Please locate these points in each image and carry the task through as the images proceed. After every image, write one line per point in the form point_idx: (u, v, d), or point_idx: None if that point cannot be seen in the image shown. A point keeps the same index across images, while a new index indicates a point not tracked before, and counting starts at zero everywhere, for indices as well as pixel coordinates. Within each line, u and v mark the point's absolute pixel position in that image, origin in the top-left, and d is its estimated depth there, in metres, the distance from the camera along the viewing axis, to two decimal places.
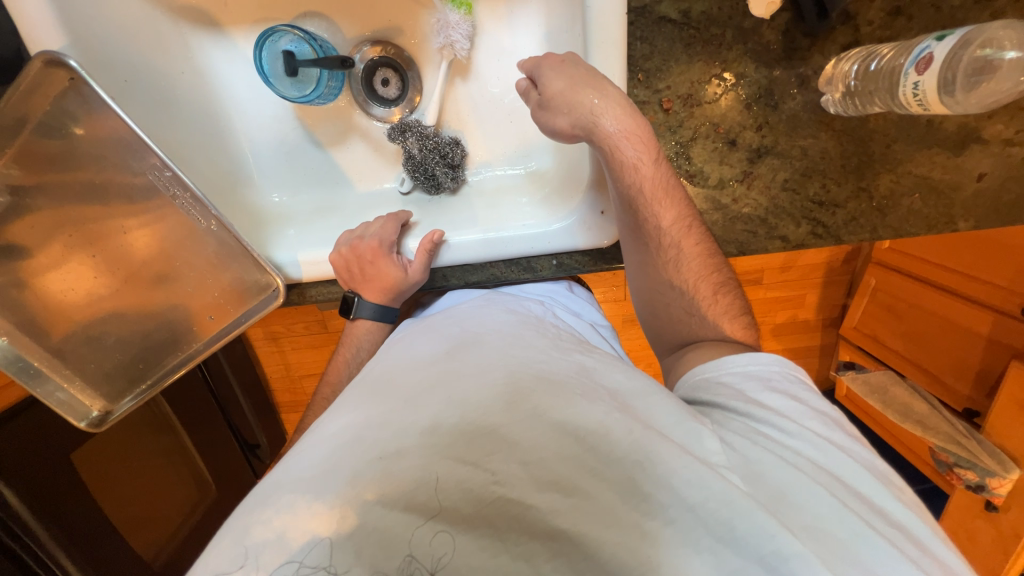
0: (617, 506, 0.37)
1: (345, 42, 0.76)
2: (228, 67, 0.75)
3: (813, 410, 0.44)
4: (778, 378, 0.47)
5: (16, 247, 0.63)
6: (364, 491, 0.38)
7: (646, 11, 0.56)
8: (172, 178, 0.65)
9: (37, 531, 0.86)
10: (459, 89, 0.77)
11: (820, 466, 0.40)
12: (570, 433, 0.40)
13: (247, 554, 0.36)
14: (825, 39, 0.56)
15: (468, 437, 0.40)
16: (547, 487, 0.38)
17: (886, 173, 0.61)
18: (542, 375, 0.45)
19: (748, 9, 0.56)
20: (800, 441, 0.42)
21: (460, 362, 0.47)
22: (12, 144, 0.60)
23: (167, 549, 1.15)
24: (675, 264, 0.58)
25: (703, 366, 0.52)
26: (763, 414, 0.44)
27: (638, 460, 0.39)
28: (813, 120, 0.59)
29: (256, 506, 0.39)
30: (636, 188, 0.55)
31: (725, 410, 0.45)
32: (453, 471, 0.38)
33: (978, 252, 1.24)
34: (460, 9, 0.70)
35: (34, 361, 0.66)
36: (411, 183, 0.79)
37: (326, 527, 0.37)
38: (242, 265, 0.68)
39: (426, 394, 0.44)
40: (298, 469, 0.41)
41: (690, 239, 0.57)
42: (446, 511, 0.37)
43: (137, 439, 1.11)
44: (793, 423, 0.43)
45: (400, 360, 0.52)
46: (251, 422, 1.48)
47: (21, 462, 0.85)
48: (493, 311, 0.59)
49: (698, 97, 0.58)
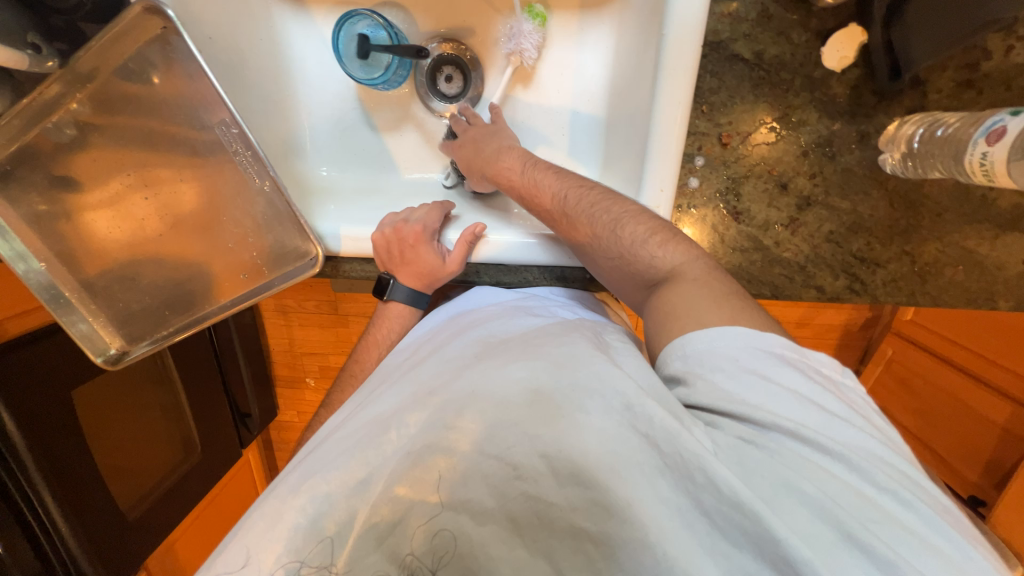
0: (639, 503, 0.37)
1: (418, 34, 0.79)
2: (303, 43, 0.79)
3: (788, 391, 0.40)
4: (748, 358, 0.42)
5: (74, 179, 0.66)
6: (395, 486, 0.42)
7: (721, 47, 0.58)
8: (237, 135, 0.67)
9: (26, 461, 0.86)
10: (518, 95, 0.79)
11: (811, 457, 0.38)
12: (596, 434, 0.39)
13: (246, 560, 0.43)
14: (893, 99, 0.57)
15: (493, 430, 0.42)
16: (569, 480, 0.39)
17: (932, 240, 0.61)
18: (559, 363, 0.45)
19: (821, 59, 0.57)
20: (781, 432, 0.39)
21: (486, 362, 0.49)
22: (94, 82, 0.63)
23: (141, 505, 1.13)
24: (607, 250, 0.57)
25: (668, 351, 0.46)
26: (740, 408, 0.40)
27: (658, 465, 0.38)
28: (868, 177, 0.60)
29: (290, 494, 0.45)
30: (558, 208, 0.61)
31: (699, 404, 0.42)
32: (480, 467, 0.41)
33: (997, 338, 1.24)
34: (534, 20, 0.73)
35: (65, 291, 0.68)
36: (455, 178, 0.81)
37: (356, 518, 0.42)
38: (286, 229, 0.69)
39: (447, 387, 0.47)
40: (330, 457, 0.47)
41: (603, 221, 0.57)
42: (464, 504, 0.40)
43: (136, 387, 1.12)
44: (776, 416, 0.39)
45: (429, 361, 0.54)
46: (247, 392, 1.49)
47: (25, 386, 0.86)
48: (521, 315, 0.59)
49: (756, 137, 0.59)
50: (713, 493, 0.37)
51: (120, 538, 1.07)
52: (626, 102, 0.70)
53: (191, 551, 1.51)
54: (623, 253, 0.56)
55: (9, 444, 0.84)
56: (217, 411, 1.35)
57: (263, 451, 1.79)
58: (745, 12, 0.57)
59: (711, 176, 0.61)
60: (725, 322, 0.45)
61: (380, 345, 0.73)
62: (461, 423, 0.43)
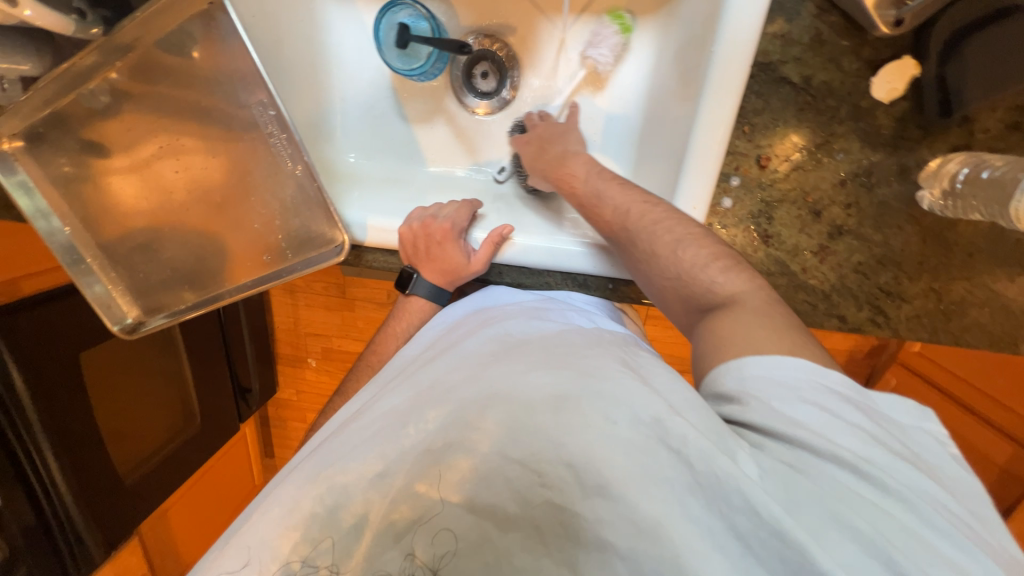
0: (670, 522, 0.37)
1: (458, 27, 0.79)
2: (342, 25, 0.78)
3: (849, 425, 0.40)
4: (808, 388, 0.42)
5: (105, 145, 0.67)
6: (417, 483, 0.43)
7: (770, 68, 0.57)
8: (274, 117, 0.67)
9: (29, 417, 0.86)
10: (585, 98, 0.78)
11: (862, 493, 0.38)
12: (622, 445, 0.40)
13: (250, 555, 0.44)
14: (938, 135, 0.57)
15: (515, 432, 0.43)
16: (593, 492, 0.39)
17: (961, 280, 0.61)
18: (586, 372, 0.46)
19: (870, 89, 0.56)
20: (836, 464, 0.39)
21: (506, 364, 0.50)
22: (134, 50, 0.63)
23: (137, 469, 1.13)
24: (665, 266, 0.56)
25: (720, 371, 0.47)
26: (794, 435, 0.40)
27: (689, 483, 0.38)
28: (903, 212, 0.59)
29: (307, 482, 0.46)
30: (617, 219, 0.61)
31: (751, 427, 0.42)
32: (502, 471, 0.42)
33: (1007, 378, 1.23)
34: (618, 26, 0.72)
35: (86, 256, 0.69)
36: (509, 175, 0.80)
37: (373, 512, 0.44)
38: (313, 215, 0.69)
39: (469, 387, 0.48)
40: (348, 448, 0.48)
41: (666, 236, 0.57)
42: (487, 510, 0.41)
43: (142, 353, 1.13)
44: (831, 445, 0.39)
45: (445, 359, 0.55)
46: (251, 367, 1.49)
47: (33, 343, 0.88)
48: (541, 319, 0.59)
49: (796, 161, 0.59)
50: (749, 517, 0.37)
51: (117, 502, 1.08)
52: (664, 115, 0.69)
53: (184, 519, 1.53)
54: (680, 274, 0.55)
55: (14, 398, 0.85)
56: (218, 383, 1.35)
57: (259, 427, 1.80)
58: (798, 35, 0.56)
59: (745, 198, 0.60)
60: (787, 353, 0.45)
61: (398, 338, 0.74)
62: (483, 423, 0.44)
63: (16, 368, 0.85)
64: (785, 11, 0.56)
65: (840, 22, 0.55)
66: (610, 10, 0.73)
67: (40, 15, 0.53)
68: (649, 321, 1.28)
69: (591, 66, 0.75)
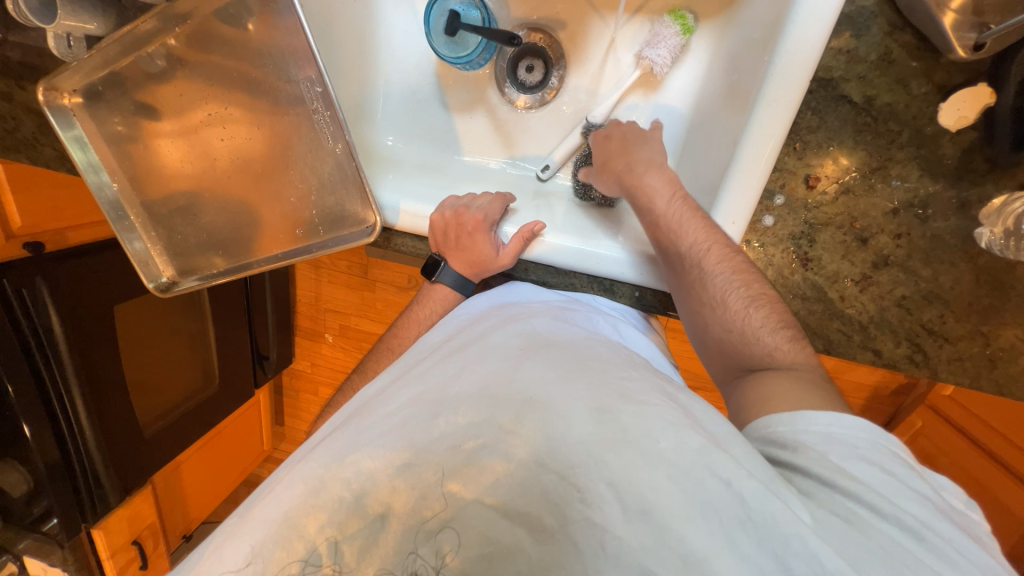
0: (718, 555, 0.39)
1: (508, 19, 0.78)
2: (393, 8, 0.79)
3: (910, 490, 0.43)
4: (865, 448, 0.46)
5: (156, 108, 0.69)
6: (449, 482, 0.46)
7: (831, 84, 0.54)
8: (319, 94, 0.67)
9: (63, 359, 0.91)
10: (635, 99, 0.76)
11: (924, 558, 0.39)
12: (665, 468, 0.43)
13: (252, 556, 0.46)
14: (1007, 170, 0.53)
15: (554, 445, 0.45)
16: (638, 518, 0.41)
17: (1013, 326, 0.58)
18: (625, 394, 0.49)
19: (937, 115, 0.53)
20: (895, 525, 0.41)
21: (530, 367, 0.53)
22: (195, 20, 0.65)
23: (155, 424, 1.18)
24: (728, 319, 0.58)
25: (777, 418, 0.50)
26: (850, 488, 0.43)
27: (740, 518, 0.40)
28: (957, 248, 0.56)
29: (333, 462, 0.49)
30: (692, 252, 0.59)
31: (806, 476, 0.45)
32: (540, 480, 0.44)
33: None
34: (679, 27, 0.69)
35: (131, 214, 0.72)
36: (552, 172, 0.79)
37: (397, 503, 0.46)
38: (348, 193, 0.70)
39: (503, 386, 0.51)
40: (375, 432, 0.50)
41: (741, 292, 0.57)
42: (522, 518, 0.44)
43: (170, 312, 1.17)
44: (888, 502, 0.42)
45: (473, 356, 0.57)
46: (270, 336, 1.52)
47: (72, 291, 0.93)
48: (566, 324, 0.61)
49: (847, 185, 0.56)
50: (809, 564, 0.38)
51: (140, 451, 1.13)
52: (711, 125, 0.67)
53: (197, 475, 1.59)
54: (743, 331, 0.57)
55: (53, 342, 0.89)
56: (239, 350, 1.39)
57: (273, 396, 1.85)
58: (865, 52, 0.53)
59: (788, 218, 0.58)
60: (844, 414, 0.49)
61: (420, 324, 0.75)
62: (518, 429, 0.47)
63: (57, 314, 0.89)
64: (854, 26, 0.53)
65: (914, 42, 0.52)
66: (671, 10, 0.71)
67: None
68: (668, 332, 1.27)
69: (647, 66, 0.73)
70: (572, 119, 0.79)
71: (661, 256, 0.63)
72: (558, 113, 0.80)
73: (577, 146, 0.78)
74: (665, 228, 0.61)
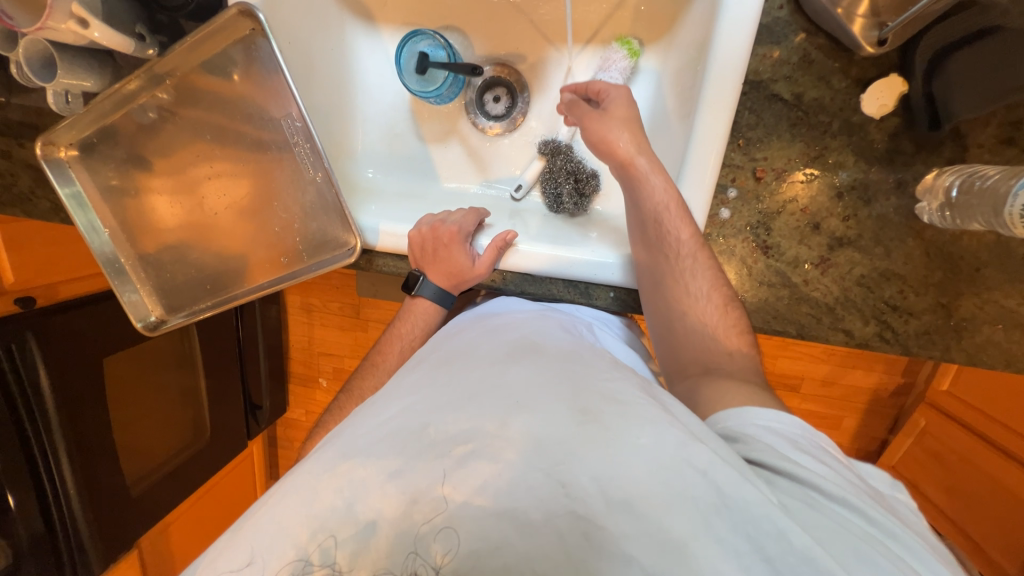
0: (697, 543, 0.40)
1: (473, 57, 0.85)
2: (369, 56, 0.86)
3: (849, 479, 0.47)
4: (803, 441, 0.49)
5: (148, 159, 0.74)
6: (438, 486, 0.46)
7: (761, 86, 0.59)
8: (299, 129, 0.72)
9: (49, 415, 0.90)
10: None
11: (875, 535, 0.42)
12: (645, 461, 0.43)
13: (253, 556, 0.46)
14: (932, 149, 0.57)
15: (540, 442, 0.46)
16: (619, 508, 0.42)
17: (971, 295, 0.61)
18: (607, 395, 0.50)
19: (860, 105, 0.58)
20: (846, 507, 0.44)
21: (513, 372, 0.54)
22: (182, 75, 0.71)
23: (145, 481, 1.14)
24: (704, 315, 0.61)
25: (728, 414, 0.53)
26: (801, 476, 0.45)
27: (715, 504, 0.41)
28: (903, 225, 0.59)
29: (324, 473, 0.49)
30: (682, 253, 0.61)
31: (761, 466, 0.47)
32: (526, 478, 0.45)
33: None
34: (626, 52, 0.77)
35: (123, 261, 0.75)
36: (525, 192, 0.83)
37: (388, 508, 0.46)
38: (330, 220, 0.73)
39: (491, 390, 0.52)
40: (367, 443, 0.50)
41: (719, 294, 0.61)
42: (510, 514, 0.44)
43: (159, 363, 1.18)
44: (833, 487, 0.45)
45: (463, 362, 0.58)
46: (262, 384, 1.51)
47: (63, 345, 0.93)
48: (552, 328, 0.64)
49: (790, 175, 0.60)
50: (778, 541, 0.40)
51: (128, 512, 1.09)
52: (665, 131, 0.73)
53: (188, 535, 1.53)
54: (715, 330, 0.61)
55: (40, 398, 0.89)
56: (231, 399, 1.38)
57: (267, 446, 1.81)
58: (787, 56, 0.58)
59: (743, 209, 0.62)
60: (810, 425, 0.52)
61: (403, 339, 0.77)
62: (504, 432, 0.47)
63: (45, 369, 0.89)
64: (773, 34, 0.58)
65: (828, 44, 0.57)
66: (618, 37, 0.78)
67: (106, 36, 0.59)
68: None
69: None
70: (544, 141, 0.84)
71: (652, 245, 0.63)
72: (526, 136, 0.86)
73: (546, 165, 0.83)
74: (662, 223, 0.61)
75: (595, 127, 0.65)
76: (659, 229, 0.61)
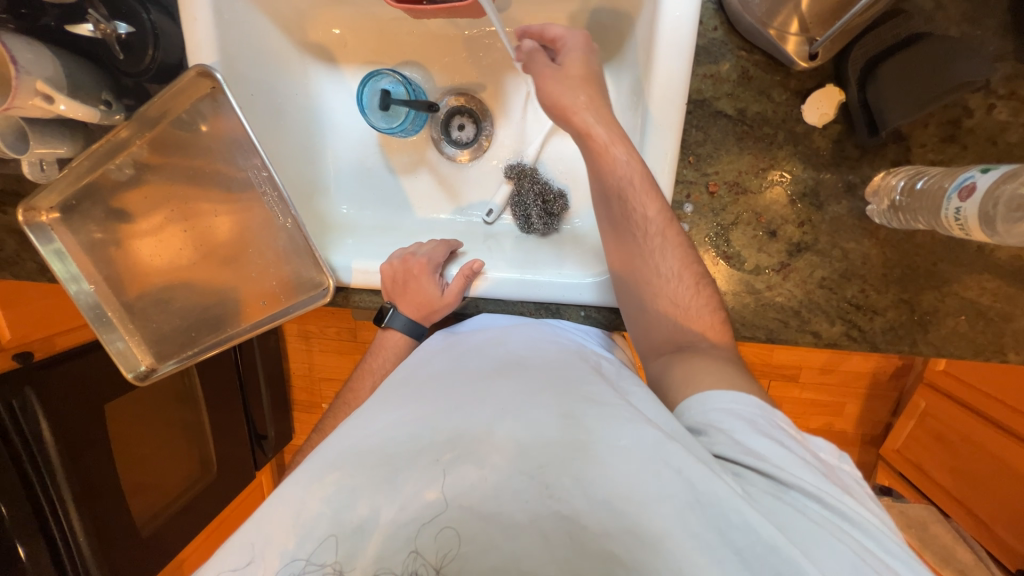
0: (673, 537, 0.42)
1: (435, 88, 0.87)
2: (334, 95, 0.88)
3: (801, 458, 0.48)
4: (761, 423, 0.50)
5: (127, 213, 0.76)
6: (427, 491, 0.47)
7: (705, 104, 0.61)
8: (266, 178, 0.74)
9: (53, 464, 0.92)
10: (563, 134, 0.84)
11: (835, 521, 0.44)
12: (625, 457, 0.46)
13: (251, 560, 0.47)
14: (876, 153, 0.59)
15: (526, 448, 0.48)
16: (600, 505, 0.44)
17: (931, 289, 0.62)
18: (589, 397, 0.52)
19: (802, 115, 0.59)
20: (803, 494, 0.45)
21: (497, 385, 0.55)
22: (153, 131, 0.73)
23: (156, 521, 1.16)
24: (675, 295, 0.61)
25: (690, 402, 0.54)
26: (759, 466, 0.46)
27: (689, 501, 0.43)
28: (857, 226, 0.61)
29: (311, 482, 0.50)
30: (650, 231, 0.61)
31: (723, 461, 0.47)
32: (512, 482, 0.46)
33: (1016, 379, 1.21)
34: None
35: (108, 312, 0.76)
36: (497, 215, 0.85)
37: (383, 517, 0.46)
38: (303, 262, 0.76)
39: (475, 401, 0.53)
40: (356, 453, 0.51)
41: (690, 271, 0.61)
42: (496, 516, 0.45)
43: (162, 404, 1.19)
44: (786, 470, 0.46)
45: (441, 372, 0.61)
46: (266, 415, 1.53)
47: (62, 396, 0.95)
48: (534, 340, 0.64)
49: (744, 186, 0.62)
50: (747, 534, 0.41)
51: (139, 554, 1.11)
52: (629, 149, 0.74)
53: None
54: (688, 308, 0.61)
55: (43, 450, 0.91)
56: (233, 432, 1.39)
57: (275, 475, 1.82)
58: (727, 74, 0.60)
59: (700, 222, 0.63)
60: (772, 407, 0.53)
61: (375, 374, 0.77)
62: (491, 437, 0.49)
63: (46, 422, 0.91)
64: (710, 54, 0.60)
65: (764, 60, 0.59)
66: None
67: (73, 108, 0.63)
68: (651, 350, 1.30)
69: None
70: (513, 163, 0.86)
71: (618, 221, 0.62)
72: (495, 162, 0.87)
73: (514, 188, 0.84)
74: (627, 200, 0.60)
75: (550, 90, 0.62)
76: (624, 206, 0.61)
